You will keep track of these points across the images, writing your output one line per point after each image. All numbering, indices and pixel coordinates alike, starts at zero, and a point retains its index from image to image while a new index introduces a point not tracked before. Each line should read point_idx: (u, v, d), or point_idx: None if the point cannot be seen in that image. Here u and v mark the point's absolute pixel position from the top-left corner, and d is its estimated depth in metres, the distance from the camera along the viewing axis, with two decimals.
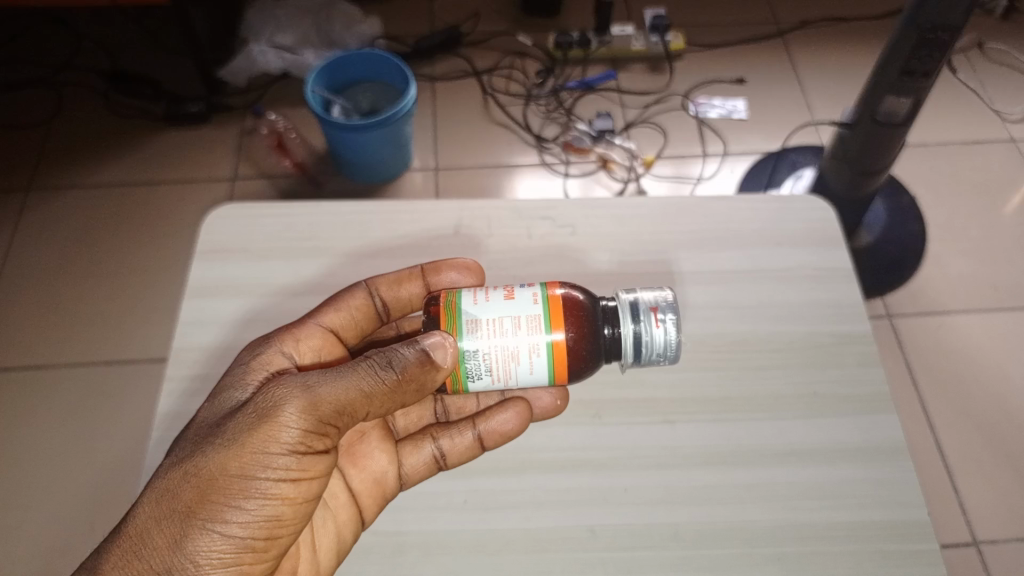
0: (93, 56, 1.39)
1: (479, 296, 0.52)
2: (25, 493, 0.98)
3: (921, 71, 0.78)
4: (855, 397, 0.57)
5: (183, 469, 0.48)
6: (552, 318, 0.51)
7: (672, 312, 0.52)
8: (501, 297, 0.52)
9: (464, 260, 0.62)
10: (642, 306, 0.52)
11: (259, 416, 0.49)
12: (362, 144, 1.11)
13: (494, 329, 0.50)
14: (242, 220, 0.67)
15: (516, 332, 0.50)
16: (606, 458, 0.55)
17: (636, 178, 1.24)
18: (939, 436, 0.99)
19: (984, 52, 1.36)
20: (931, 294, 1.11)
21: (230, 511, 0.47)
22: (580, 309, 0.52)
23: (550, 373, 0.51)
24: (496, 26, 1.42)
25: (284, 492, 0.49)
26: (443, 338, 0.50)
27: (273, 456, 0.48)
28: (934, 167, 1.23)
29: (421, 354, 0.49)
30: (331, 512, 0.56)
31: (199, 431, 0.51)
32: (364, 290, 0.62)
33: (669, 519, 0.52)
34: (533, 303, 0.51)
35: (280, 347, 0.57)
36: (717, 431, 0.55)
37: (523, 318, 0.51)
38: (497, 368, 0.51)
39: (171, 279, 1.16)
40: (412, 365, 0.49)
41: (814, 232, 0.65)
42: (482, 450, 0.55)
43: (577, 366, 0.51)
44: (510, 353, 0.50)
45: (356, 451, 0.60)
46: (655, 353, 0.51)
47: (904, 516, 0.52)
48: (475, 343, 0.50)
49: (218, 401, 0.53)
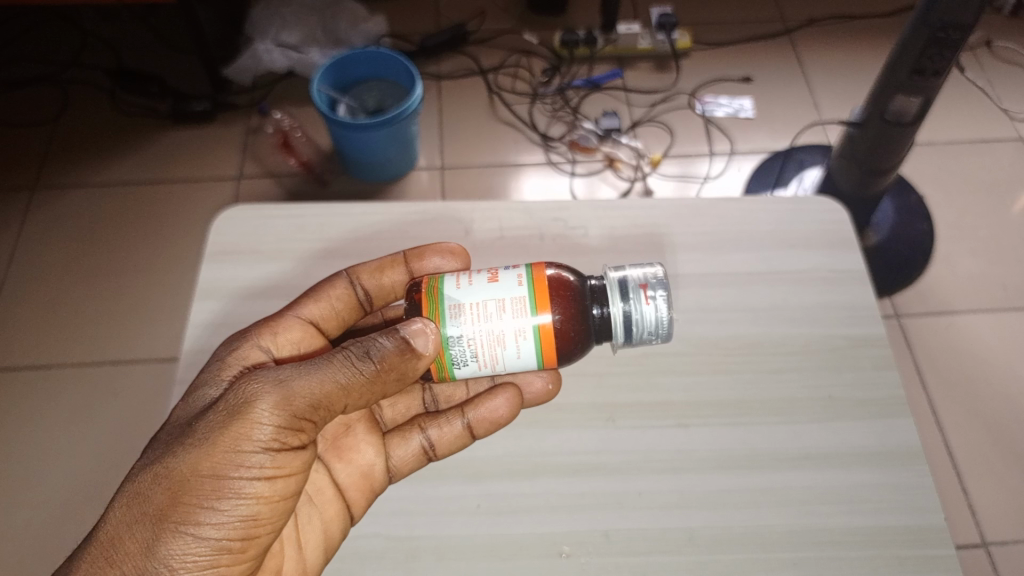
0: (97, 54, 1.39)
1: (462, 280, 0.52)
2: (31, 493, 0.98)
3: (932, 70, 0.77)
4: (869, 401, 0.56)
5: (154, 472, 0.48)
6: (537, 299, 0.50)
7: (663, 289, 0.51)
8: (485, 280, 0.51)
9: (448, 245, 0.63)
10: (631, 283, 0.51)
11: (231, 413, 0.48)
12: (368, 144, 1.11)
13: (477, 313, 0.50)
14: (250, 220, 0.66)
15: (501, 315, 0.50)
16: (619, 462, 0.54)
17: (643, 177, 1.24)
18: (948, 438, 0.99)
19: (993, 50, 1.36)
20: (940, 294, 1.10)
21: (203, 513, 0.47)
22: (568, 290, 0.52)
23: (537, 356, 0.51)
24: (502, 24, 1.42)
25: (260, 491, 0.49)
26: (425, 325, 0.50)
27: (247, 454, 0.48)
28: (943, 166, 1.23)
29: (400, 343, 0.50)
30: (318, 508, 0.57)
31: (172, 433, 0.50)
32: (345, 280, 0.62)
33: (685, 523, 0.52)
34: (518, 285, 0.51)
35: (257, 341, 0.56)
36: (731, 435, 0.55)
37: (508, 301, 0.50)
38: (483, 353, 0.50)
39: (179, 279, 1.15)
40: (391, 354, 0.50)
41: (828, 232, 0.64)
42: (473, 439, 0.56)
43: (565, 348, 0.51)
44: (495, 337, 0.50)
45: (341, 445, 0.61)
46: (647, 332, 0.51)
47: (920, 520, 0.52)
48: (458, 328, 0.50)
49: (192, 399, 0.53)
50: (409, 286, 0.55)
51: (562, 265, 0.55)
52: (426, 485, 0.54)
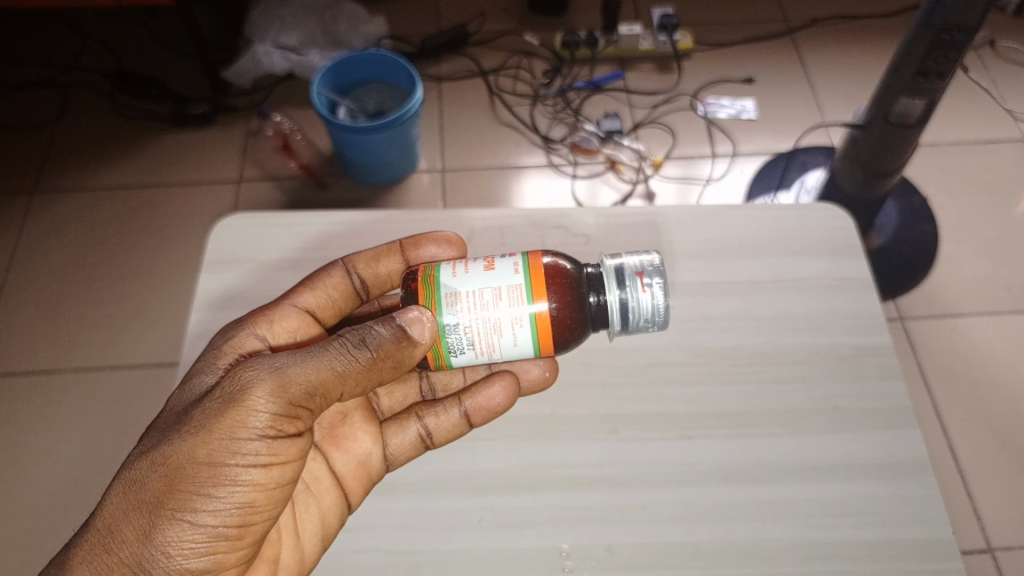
0: (96, 56, 1.38)
1: (458, 268, 0.51)
2: (32, 500, 0.97)
3: (936, 72, 0.77)
4: (875, 411, 0.56)
5: (151, 459, 0.47)
6: (534, 286, 0.50)
7: (659, 276, 0.51)
8: (481, 268, 0.51)
9: (444, 234, 0.62)
10: (627, 271, 0.51)
11: (226, 400, 0.48)
12: (369, 146, 1.10)
13: (474, 301, 0.50)
14: (250, 229, 0.65)
15: (497, 303, 0.50)
16: (623, 474, 0.54)
17: (645, 179, 1.23)
18: (953, 440, 0.98)
19: (996, 50, 1.35)
20: (944, 296, 1.10)
21: (199, 499, 0.47)
22: (565, 277, 0.51)
23: (534, 343, 0.50)
24: (503, 25, 1.41)
25: (256, 478, 0.49)
26: (421, 313, 0.49)
27: (242, 442, 0.48)
28: (946, 167, 1.22)
29: (397, 331, 0.49)
30: (315, 498, 0.57)
31: (169, 421, 0.50)
32: (341, 269, 0.62)
33: (689, 536, 0.51)
34: (515, 272, 0.50)
35: (253, 329, 0.56)
36: (736, 447, 0.55)
37: (504, 289, 0.50)
38: (480, 341, 0.50)
39: (180, 285, 1.15)
40: (388, 342, 0.49)
41: (834, 238, 0.63)
42: (470, 427, 0.56)
43: (562, 335, 0.51)
44: (492, 326, 0.50)
45: (339, 433, 0.61)
46: (643, 319, 0.51)
47: (927, 533, 0.51)
48: (455, 317, 0.50)
49: (188, 387, 0.52)
50: (404, 274, 0.55)
51: (558, 252, 0.55)
52: (428, 498, 0.53)
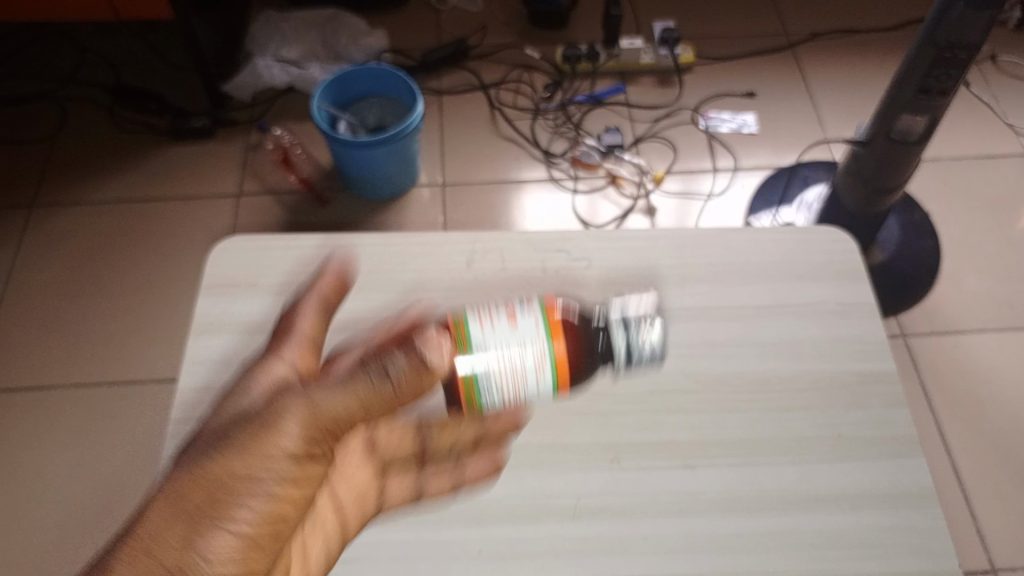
0: (96, 70, 1.38)
1: (475, 315, 0.47)
2: (29, 517, 0.96)
3: (938, 89, 0.76)
4: (880, 440, 0.55)
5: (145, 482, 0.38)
6: (552, 327, 0.46)
7: (658, 320, 0.50)
8: (498, 315, 0.46)
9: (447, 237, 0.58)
10: (627, 313, 0.50)
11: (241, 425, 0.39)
12: (369, 161, 1.10)
13: (497, 348, 0.46)
14: (249, 253, 0.65)
15: (520, 346, 0.46)
16: (624, 505, 0.53)
17: (646, 194, 1.23)
18: (957, 460, 0.98)
19: (998, 64, 1.35)
20: (946, 313, 1.09)
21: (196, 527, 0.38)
22: (573, 322, 0.49)
23: (556, 384, 0.47)
24: (504, 38, 1.41)
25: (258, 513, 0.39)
26: (438, 335, 0.42)
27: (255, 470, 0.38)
28: (948, 182, 1.22)
29: (424, 357, 0.41)
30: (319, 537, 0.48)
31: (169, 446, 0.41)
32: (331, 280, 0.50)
33: (691, 569, 0.51)
34: (530, 314, 0.46)
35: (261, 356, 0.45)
36: (740, 476, 0.54)
37: (523, 330, 0.46)
38: (508, 386, 0.46)
39: (180, 298, 1.14)
40: (414, 371, 0.41)
41: (836, 263, 0.63)
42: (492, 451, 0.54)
43: (578, 374, 0.47)
44: (518, 369, 0.45)
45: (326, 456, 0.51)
46: (647, 359, 0.49)
47: (932, 565, 0.51)
48: (483, 364, 0.45)
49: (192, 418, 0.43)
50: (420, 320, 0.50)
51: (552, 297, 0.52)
52: (427, 529, 0.53)
